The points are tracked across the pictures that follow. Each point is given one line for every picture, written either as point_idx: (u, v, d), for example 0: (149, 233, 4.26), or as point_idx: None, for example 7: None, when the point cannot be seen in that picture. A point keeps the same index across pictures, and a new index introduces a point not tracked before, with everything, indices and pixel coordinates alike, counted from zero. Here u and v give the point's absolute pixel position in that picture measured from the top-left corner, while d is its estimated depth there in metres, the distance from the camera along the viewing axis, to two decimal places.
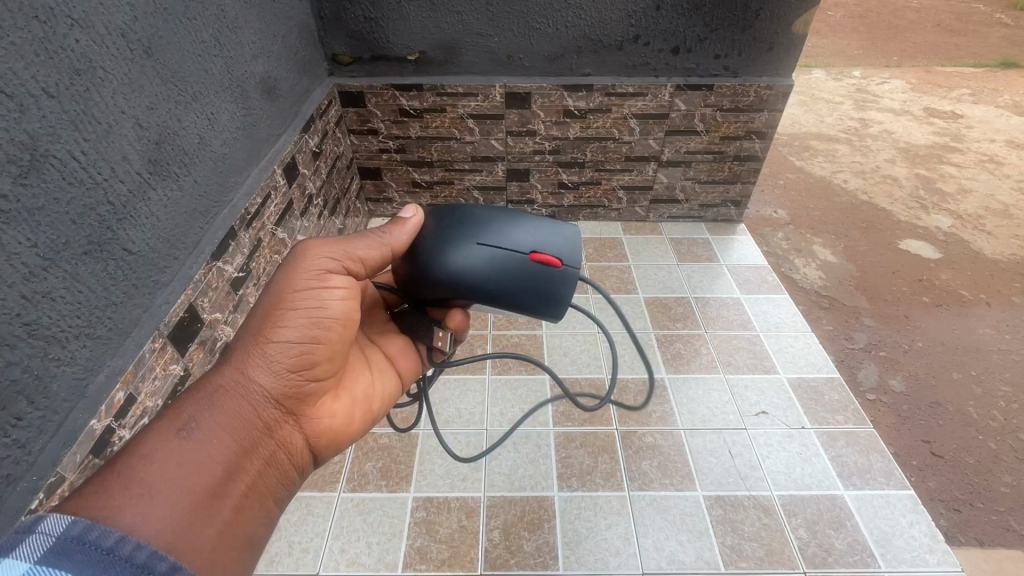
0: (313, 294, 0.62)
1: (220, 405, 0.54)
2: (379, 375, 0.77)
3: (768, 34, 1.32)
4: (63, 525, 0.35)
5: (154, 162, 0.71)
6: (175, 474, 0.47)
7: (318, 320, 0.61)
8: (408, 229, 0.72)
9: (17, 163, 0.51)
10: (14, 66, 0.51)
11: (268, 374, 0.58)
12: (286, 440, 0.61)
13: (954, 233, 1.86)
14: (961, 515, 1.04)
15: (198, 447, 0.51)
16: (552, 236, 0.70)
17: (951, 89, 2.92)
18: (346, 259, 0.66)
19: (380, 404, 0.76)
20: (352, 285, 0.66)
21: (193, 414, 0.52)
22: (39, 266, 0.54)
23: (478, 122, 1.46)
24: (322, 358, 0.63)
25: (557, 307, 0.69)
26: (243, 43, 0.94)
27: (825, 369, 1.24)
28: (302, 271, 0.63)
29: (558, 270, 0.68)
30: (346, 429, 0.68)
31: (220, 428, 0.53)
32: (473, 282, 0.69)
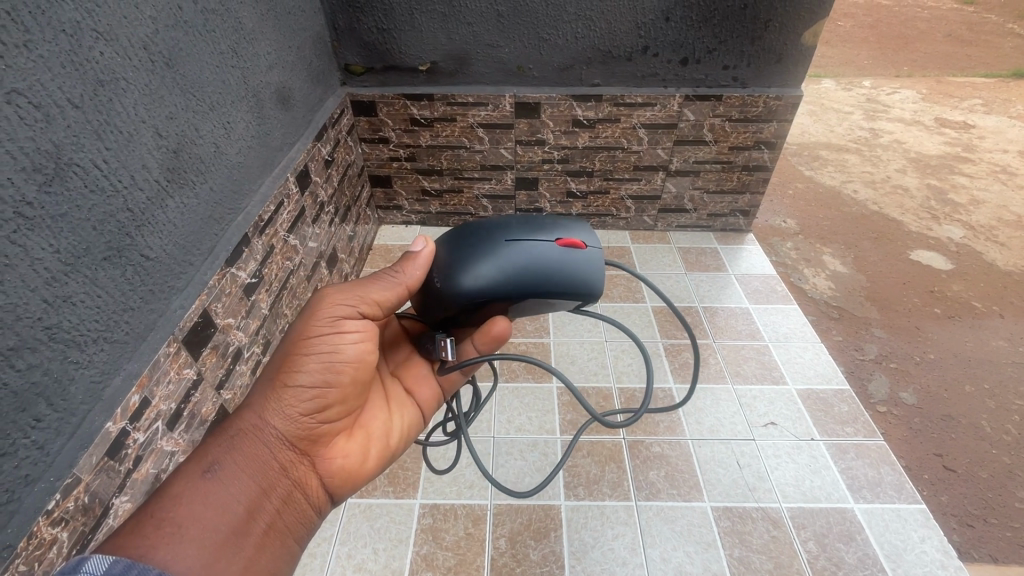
0: (326, 340, 0.64)
1: (239, 449, 0.59)
2: (397, 411, 0.78)
3: (777, 46, 1.32)
4: (105, 562, 0.40)
5: (172, 170, 0.72)
6: (196, 516, 0.52)
7: (332, 364, 0.64)
8: (419, 263, 0.73)
9: (43, 171, 0.53)
10: (40, 77, 0.53)
11: (284, 417, 0.61)
12: (304, 478, 0.64)
13: (966, 244, 1.84)
14: (975, 531, 1.02)
15: (220, 489, 0.55)
16: (567, 223, 0.73)
17: (962, 99, 2.90)
18: (362, 304, 0.67)
19: (399, 441, 0.77)
20: (368, 328, 0.68)
21: (217, 458, 0.57)
22: (61, 271, 0.56)
23: (488, 131, 1.48)
24: (336, 400, 0.65)
25: (598, 284, 0.71)
26: (259, 54, 0.96)
27: (835, 380, 1.23)
28: (317, 317, 0.65)
29: (588, 250, 0.71)
30: (360, 468, 0.70)
31: (241, 471, 0.58)
32: (513, 280, 0.69)
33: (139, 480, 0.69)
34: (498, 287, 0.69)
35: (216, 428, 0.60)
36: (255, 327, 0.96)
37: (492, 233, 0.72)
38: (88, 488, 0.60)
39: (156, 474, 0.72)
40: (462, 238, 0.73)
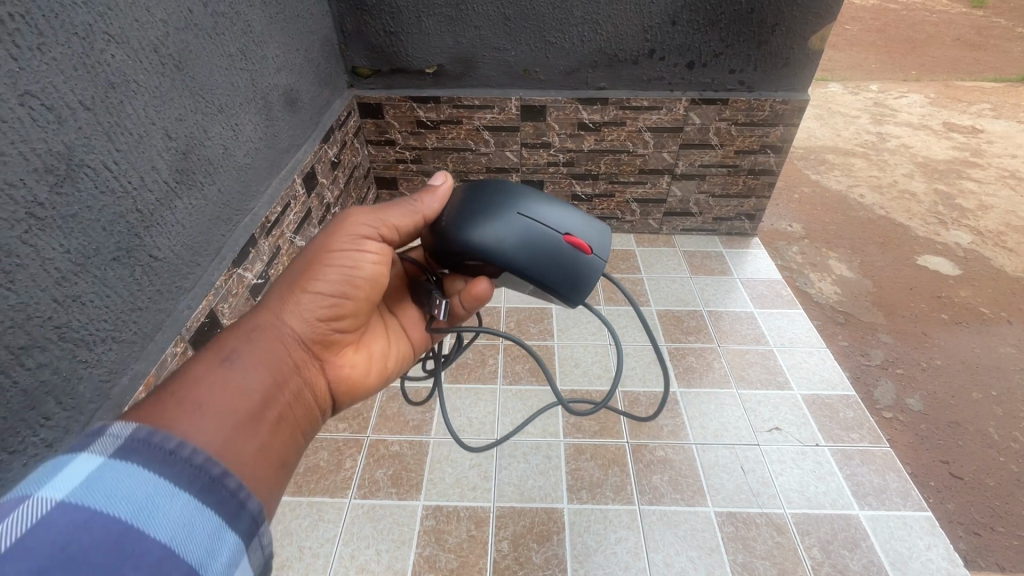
0: (349, 254, 0.65)
1: (257, 342, 0.55)
2: (394, 340, 0.79)
3: (784, 50, 1.32)
4: (131, 426, 0.35)
5: (180, 171, 0.73)
6: (220, 394, 0.46)
7: (353, 277, 0.65)
8: (438, 197, 0.78)
9: (54, 172, 0.54)
10: (53, 80, 0.54)
11: (304, 318, 0.61)
12: (314, 381, 0.62)
13: (974, 249, 1.83)
14: (982, 539, 1.01)
15: (243, 372, 0.51)
16: (586, 226, 0.75)
17: (971, 104, 2.89)
18: (384, 228, 0.70)
19: (394, 368, 0.78)
20: (387, 252, 0.70)
21: (233, 349, 0.52)
22: (71, 271, 0.56)
23: (493, 133, 1.48)
24: (350, 312, 0.66)
25: (584, 293, 0.73)
26: (268, 57, 0.97)
27: (841, 386, 1.22)
28: (340, 233, 0.66)
29: (591, 260, 0.73)
30: (358, 383, 0.70)
31: (259, 362, 0.53)
32: (512, 253, 0.71)
33: None
34: (495, 252, 0.71)
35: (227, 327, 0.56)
36: None
37: (512, 205, 0.74)
38: None
39: None
40: (482, 201, 0.75)
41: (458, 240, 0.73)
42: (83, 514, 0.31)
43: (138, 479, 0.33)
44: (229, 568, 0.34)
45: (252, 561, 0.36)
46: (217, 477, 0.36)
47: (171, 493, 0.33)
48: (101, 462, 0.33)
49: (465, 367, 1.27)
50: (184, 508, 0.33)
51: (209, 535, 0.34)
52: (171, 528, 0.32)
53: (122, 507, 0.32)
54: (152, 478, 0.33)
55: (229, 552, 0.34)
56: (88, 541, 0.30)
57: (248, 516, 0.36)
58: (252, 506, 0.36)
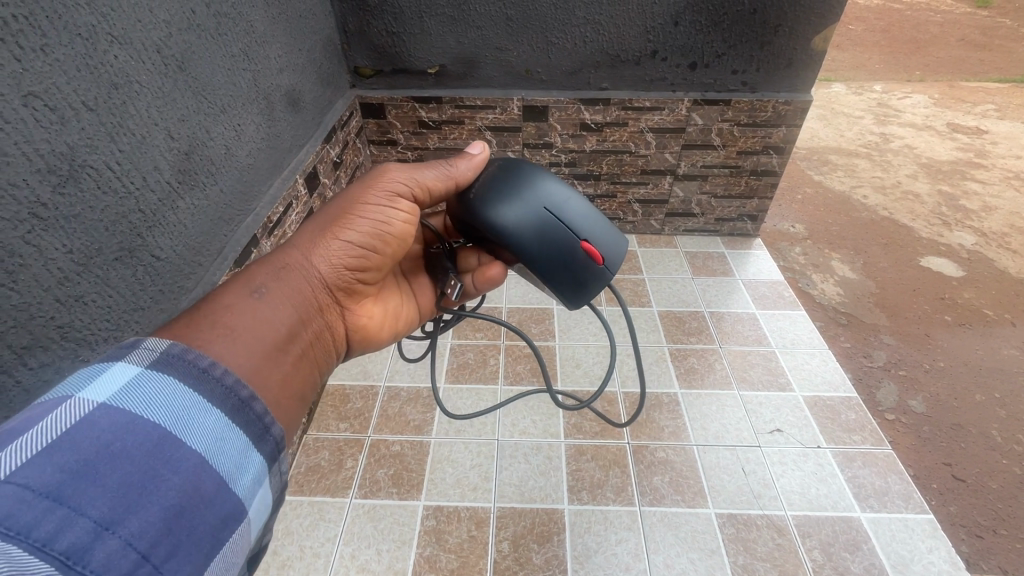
0: (380, 207, 0.66)
1: (286, 279, 0.55)
2: (407, 299, 0.81)
3: (786, 51, 1.32)
4: (165, 343, 0.37)
5: (183, 171, 0.73)
6: (251, 323, 0.47)
7: (382, 232, 0.66)
8: (473, 165, 0.76)
9: (56, 172, 0.54)
10: (57, 81, 0.54)
11: (332, 262, 0.61)
12: (332, 326, 0.63)
13: (977, 250, 1.82)
14: (984, 542, 1.01)
15: (271, 306, 0.51)
16: (609, 237, 0.75)
17: (975, 105, 2.87)
18: (417, 187, 0.70)
19: (404, 326, 0.79)
20: (415, 213, 0.70)
21: (263, 282, 0.53)
22: (74, 271, 0.56)
23: (495, 134, 1.48)
24: (374, 265, 0.67)
25: (587, 298, 0.75)
26: (270, 57, 0.97)
27: (843, 387, 1.22)
28: (373, 187, 0.67)
29: (600, 274, 0.74)
30: (371, 334, 0.72)
31: (287, 297, 0.54)
32: (526, 244, 0.72)
33: None
34: (510, 239, 0.72)
35: (258, 260, 0.56)
36: None
37: (541, 197, 0.74)
38: None
39: None
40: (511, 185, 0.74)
41: (480, 217, 0.73)
42: (124, 416, 0.31)
43: (173, 391, 0.34)
44: (254, 486, 0.36)
45: (274, 485, 0.38)
46: (247, 399, 0.37)
47: (204, 408, 0.35)
48: (139, 372, 0.34)
49: (466, 367, 1.27)
50: (216, 424, 0.35)
51: (238, 453, 0.35)
52: (205, 440, 0.33)
53: (161, 414, 0.33)
54: (188, 392, 0.35)
55: (255, 471, 0.36)
56: (129, 442, 0.31)
57: (272, 441, 0.38)
58: (276, 431, 0.38)
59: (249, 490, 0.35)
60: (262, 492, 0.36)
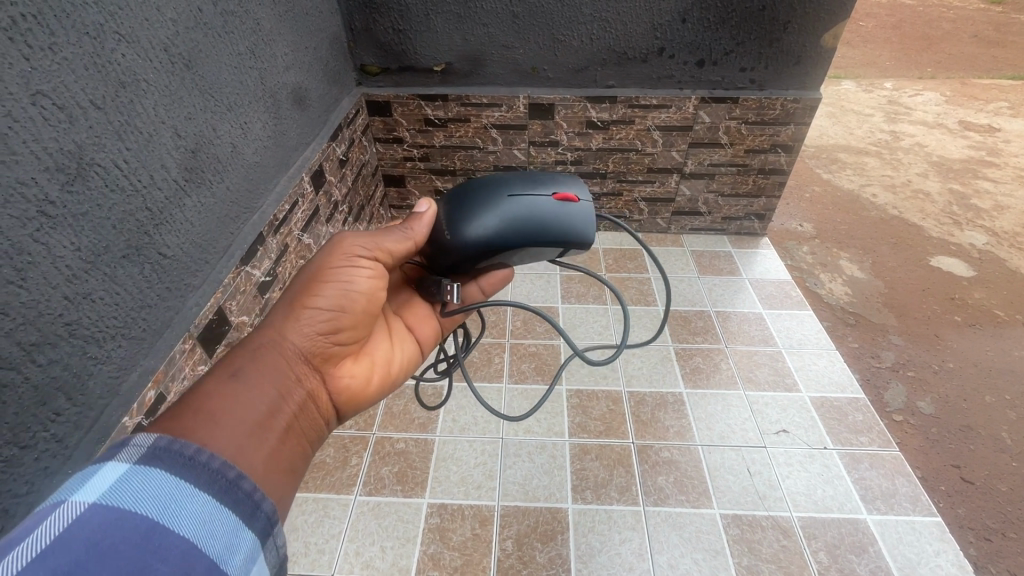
0: (344, 271, 0.65)
1: (258, 359, 0.55)
2: (398, 344, 0.79)
3: (796, 48, 1.31)
4: (153, 436, 0.37)
5: (190, 170, 0.73)
6: (225, 408, 0.47)
7: (349, 291, 0.64)
8: (425, 221, 0.76)
9: (65, 171, 0.54)
10: (65, 79, 0.54)
11: (302, 334, 0.60)
12: (317, 393, 0.61)
13: (989, 250, 1.80)
14: (993, 545, 1.00)
15: (245, 391, 0.51)
16: (565, 181, 0.78)
17: (987, 102, 2.83)
18: (378, 250, 0.70)
19: (398, 373, 0.77)
20: (380, 270, 0.70)
21: (236, 367, 0.52)
22: (82, 268, 0.57)
23: (501, 131, 1.48)
24: (348, 325, 0.65)
25: (586, 232, 0.74)
26: (277, 55, 0.97)
27: (849, 388, 1.21)
28: (335, 252, 0.66)
29: (582, 206, 0.76)
30: (364, 391, 0.69)
31: (262, 377, 0.53)
32: (502, 231, 0.73)
33: None
34: (500, 237, 0.73)
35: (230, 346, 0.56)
36: None
37: (493, 189, 0.76)
38: None
39: None
40: (452, 205, 0.77)
41: (457, 240, 0.74)
42: (113, 513, 0.32)
43: (162, 483, 0.35)
44: (248, 565, 0.36)
45: (269, 561, 0.38)
46: (234, 480, 0.38)
47: (192, 494, 0.35)
48: (128, 468, 0.34)
49: (471, 366, 1.27)
50: (205, 509, 0.35)
51: (229, 533, 0.35)
52: (195, 525, 0.34)
53: (149, 507, 0.33)
54: (176, 482, 0.35)
55: (247, 549, 0.36)
56: (119, 536, 0.31)
57: (264, 516, 0.38)
58: (266, 507, 0.39)
59: (242, 569, 0.35)
60: (256, 569, 0.37)
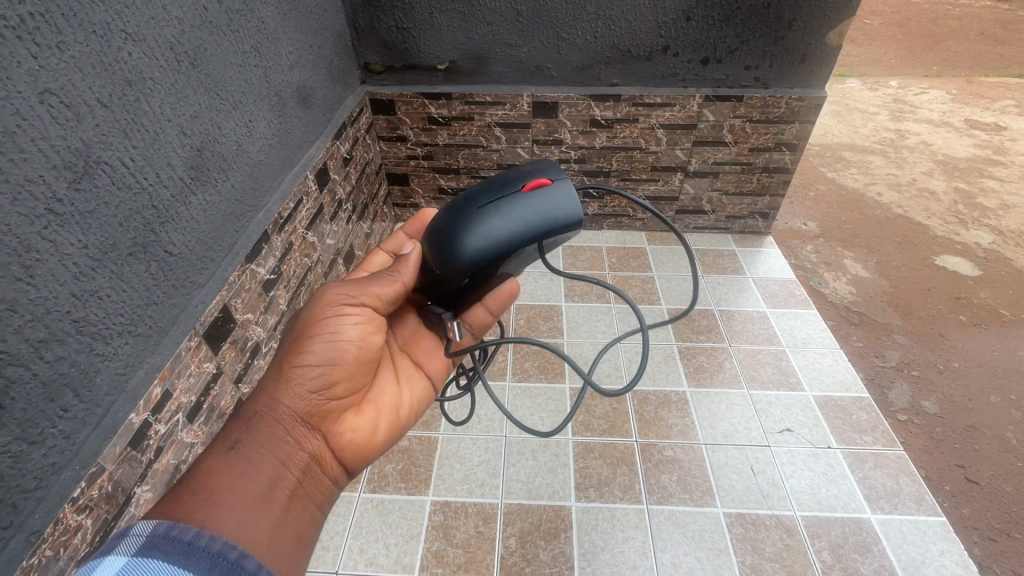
0: (333, 323, 0.65)
1: (256, 428, 0.59)
2: (406, 383, 0.80)
3: (801, 46, 1.30)
4: (150, 526, 0.42)
5: (195, 168, 0.74)
6: (222, 487, 0.52)
7: (339, 344, 0.65)
8: (412, 263, 0.76)
9: (72, 169, 0.55)
10: (72, 77, 0.55)
11: (296, 396, 0.62)
12: (322, 452, 0.64)
13: (995, 249, 1.79)
14: (997, 545, 0.99)
15: (242, 463, 0.56)
16: (531, 168, 0.74)
17: (994, 100, 2.82)
18: (364, 298, 0.69)
19: (408, 413, 0.79)
20: (370, 317, 0.70)
21: (236, 439, 0.57)
22: (89, 266, 0.57)
23: (505, 130, 1.48)
24: (344, 377, 0.67)
25: (573, 210, 0.70)
26: (282, 53, 0.97)
27: (854, 388, 1.21)
28: (320, 307, 0.66)
29: (557, 184, 0.71)
30: (373, 440, 0.71)
31: (260, 448, 0.58)
32: (492, 238, 0.70)
33: (160, 470, 0.69)
34: (488, 250, 0.70)
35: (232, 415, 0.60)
36: (274, 323, 0.95)
37: (465, 204, 0.73)
38: (112, 477, 0.60)
39: (176, 466, 0.72)
40: (435, 233, 0.74)
41: (449, 266, 0.72)
42: None
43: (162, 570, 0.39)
44: None
45: None
46: (233, 560, 0.43)
47: None
48: (128, 560, 0.39)
49: None
50: None
51: None
52: None
53: None
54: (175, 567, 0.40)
55: None
56: None
57: None
58: None
59: None
60: None
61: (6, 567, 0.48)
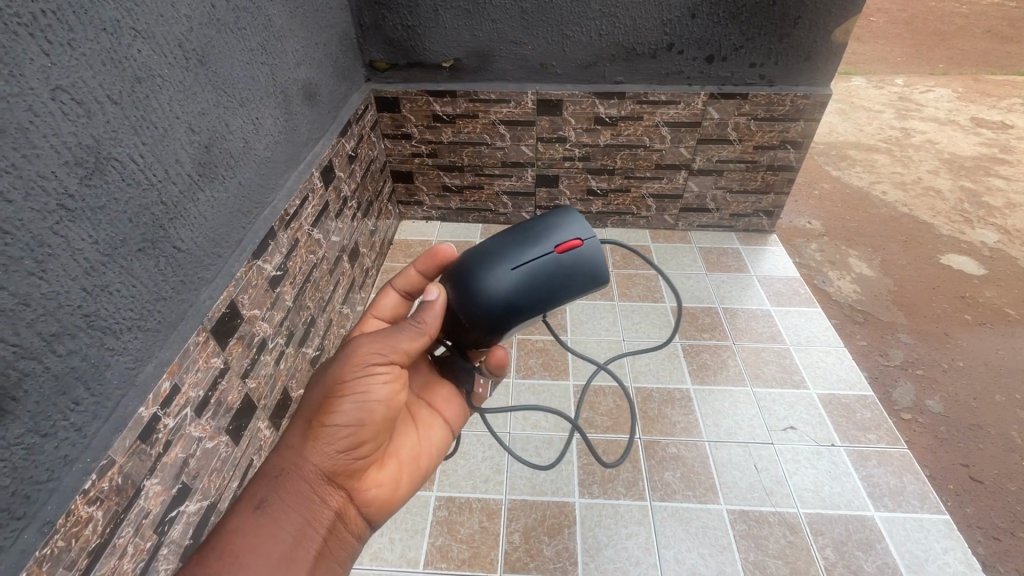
0: (359, 385, 0.63)
1: (282, 488, 0.62)
2: (428, 431, 0.80)
3: (806, 43, 1.30)
4: None
5: (203, 165, 0.74)
6: (248, 549, 0.59)
7: (366, 406, 0.64)
8: (435, 311, 0.71)
9: (84, 165, 0.55)
10: (83, 74, 0.55)
11: (322, 458, 0.63)
12: (346, 510, 0.66)
13: (1000, 248, 1.78)
14: (1001, 544, 0.99)
15: (268, 524, 0.61)
16: (561, 224, 0.75)
17: (1000, 98, 2.80)
18: (392, 355, 0.66)
19: (429, 461, 0.79)
20: (397, 372, 0.67)
21: (263, 498, 0.62)
22: (100, 262, 0.58)
23: (509, 128, 1.48)
24: (370, 436, 0.66)
25: (601, 272, 0.74)
26: (288, 51, 0.98)
27: (858, 386, 1.20)
28: (348, 365, 0.64)
29: (587, 246, 0.74)
30: (394, 494, 0.72)
31: (286, 508, 0.62)
32: (523, 297, 0.73)
33: (169, 464, 0.69)
34: (519, 311, 0.73)
35: (262, 470, 0.64)
36: (280, 319, 0.96)
37: (494, 255, 0.74)
38: (122, 470, 0.61)
39: (185, 459, 0.72)
40: (460, 280, 0.75)
41: (478, 322, 0.74)
42: None
43: None
44: None
45: None
46: None
47: None
48: None
49: None
50: None
51: None
52: None
53: None
54: None
55: None
56: None
57: None
58: None
59: None
60: None
61: (19, 557, 0.49)
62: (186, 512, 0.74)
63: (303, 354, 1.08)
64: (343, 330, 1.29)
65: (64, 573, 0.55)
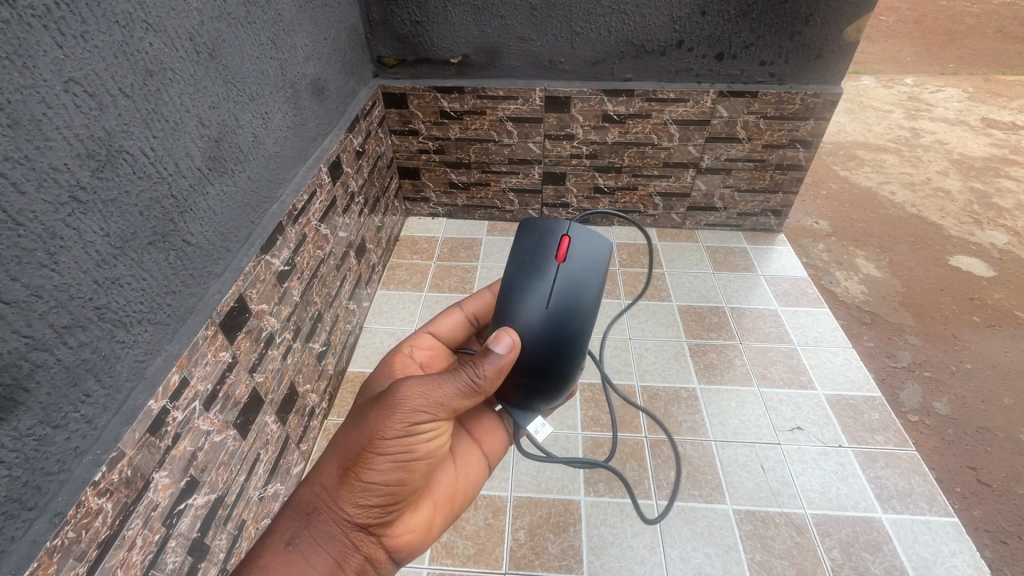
0: (400, 442, 0.61)
1: (313, 528, 0.61)
2: (463, 467, 0.79)
3: (817, 41, 1.29)
4: None
5: (213, 159, 0.74)
6: None
7: (407, 462, 0.62)
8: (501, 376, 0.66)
9: (95, 157, 0.55)
10: (96, 67, 0.55)
11: (354, 507, 0.61)
12: (375, 555, 0.65)
13: (1011, 250, 1.76)
14: (1008, 548, 0.98)
15: (299, 562, 0.59)
16: (544, 234, 0.75)
17: (1011, 99, 2.77)
18: (439, 408, 0.62)
19: (462, 500, 0.77)
20: (439, 423, 0.64)
21: (295, 532, 0.61)
22: (109, 255, 0.58)
23: (517, 124, 1.47)
24: (407, 485, 0.64)
25: (603, 245, 0.74)
26: (297, 46, 0.98)
27: (865, 387, 1.20)
28: (391, 417, 0.60)
29: (576, 230, 0.74)
30: (425, 537, 0.71)
31: (316, 547, 0.61)
32: (564, 316, 0.71)
33: (177, 456, 0.70)
34: (572, 329, 0.72)
35: (293, 502, 0.63)
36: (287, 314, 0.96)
37: (512, 300, 0.73)
38: (132, 462, 0.61)
39: (193, 453, 0.73)
40: None
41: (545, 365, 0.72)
42: None
43: None
44: None
45: None
46: None
47: None
48: None
49: None
50: None
51: None
52: None
53: None
54: None
55: None
56: None
57: None
58: None
59: None
60: None
61: (31, 548, 0.50)
62: (194, 505, 0.74)
63: (310, 349, 1.08)
64: (349, 325, 1.28)
65: (75, 564, 0.55)
